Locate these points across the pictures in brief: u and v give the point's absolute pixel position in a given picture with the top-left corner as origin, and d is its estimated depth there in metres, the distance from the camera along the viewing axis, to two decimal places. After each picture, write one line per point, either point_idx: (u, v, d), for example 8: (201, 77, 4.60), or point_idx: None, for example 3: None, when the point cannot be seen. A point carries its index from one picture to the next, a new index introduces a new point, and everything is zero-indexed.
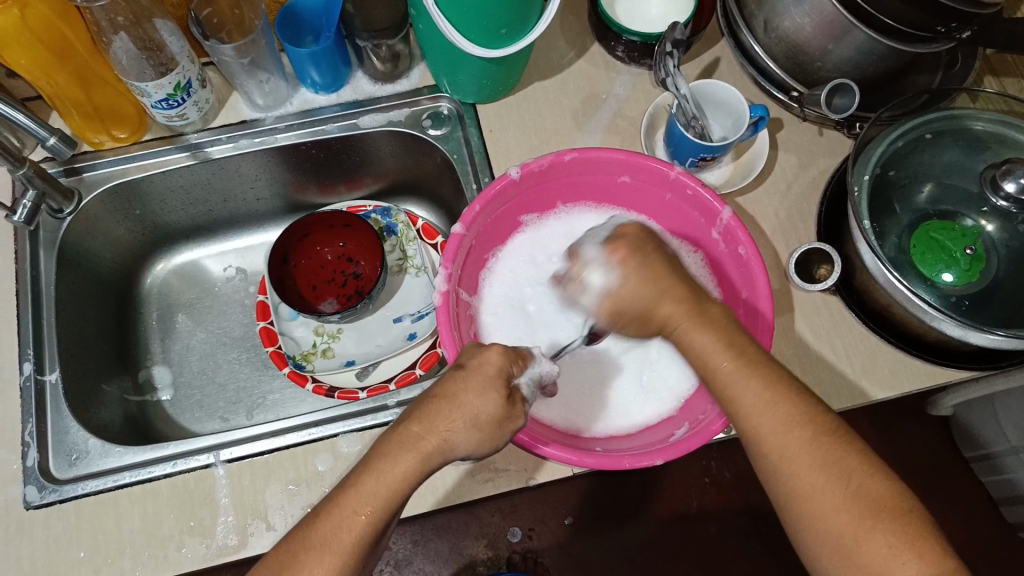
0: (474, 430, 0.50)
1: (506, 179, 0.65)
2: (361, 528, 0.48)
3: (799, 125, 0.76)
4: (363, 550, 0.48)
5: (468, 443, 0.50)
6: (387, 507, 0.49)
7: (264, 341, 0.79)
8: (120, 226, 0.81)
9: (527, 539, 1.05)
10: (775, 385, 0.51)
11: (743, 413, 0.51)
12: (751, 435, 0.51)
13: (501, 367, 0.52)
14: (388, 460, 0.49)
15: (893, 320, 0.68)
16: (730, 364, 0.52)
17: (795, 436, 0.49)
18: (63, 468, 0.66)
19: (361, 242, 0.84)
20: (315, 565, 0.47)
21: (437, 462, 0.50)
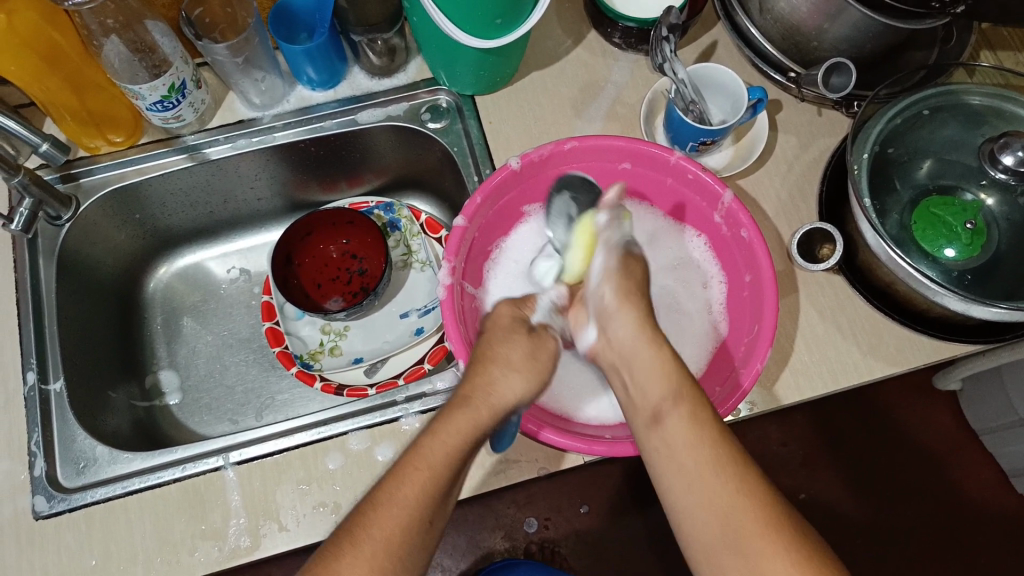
0: (519, 374, 0.54)
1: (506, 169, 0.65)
2: (428, 483, 0.48)
3: (798, 105, 0.76)
4: (433, 506, 0.48)
5: (526, 385, 0.54)
6: (456, 463, 0.50)
7: (271, 341, 0.78)
8: (120, 231, 0.81)
9: (544, 529, 1.07)
10: (709, 427, 0.48)
11: (669, 452, 0.48)
12: (672, 472, 0.48)
13: (512, 315, 0.59)
14: (443, 422, 0.50)
15: (896, 296, 0.69)
16: (681, 403, 0.49)
17: (719, 479, 0.46)
18: (71, 477, 0.66)
19: (363, 239, 0.83)
20: (385, 520, 0.46)
21: (496, 414, 0.53)
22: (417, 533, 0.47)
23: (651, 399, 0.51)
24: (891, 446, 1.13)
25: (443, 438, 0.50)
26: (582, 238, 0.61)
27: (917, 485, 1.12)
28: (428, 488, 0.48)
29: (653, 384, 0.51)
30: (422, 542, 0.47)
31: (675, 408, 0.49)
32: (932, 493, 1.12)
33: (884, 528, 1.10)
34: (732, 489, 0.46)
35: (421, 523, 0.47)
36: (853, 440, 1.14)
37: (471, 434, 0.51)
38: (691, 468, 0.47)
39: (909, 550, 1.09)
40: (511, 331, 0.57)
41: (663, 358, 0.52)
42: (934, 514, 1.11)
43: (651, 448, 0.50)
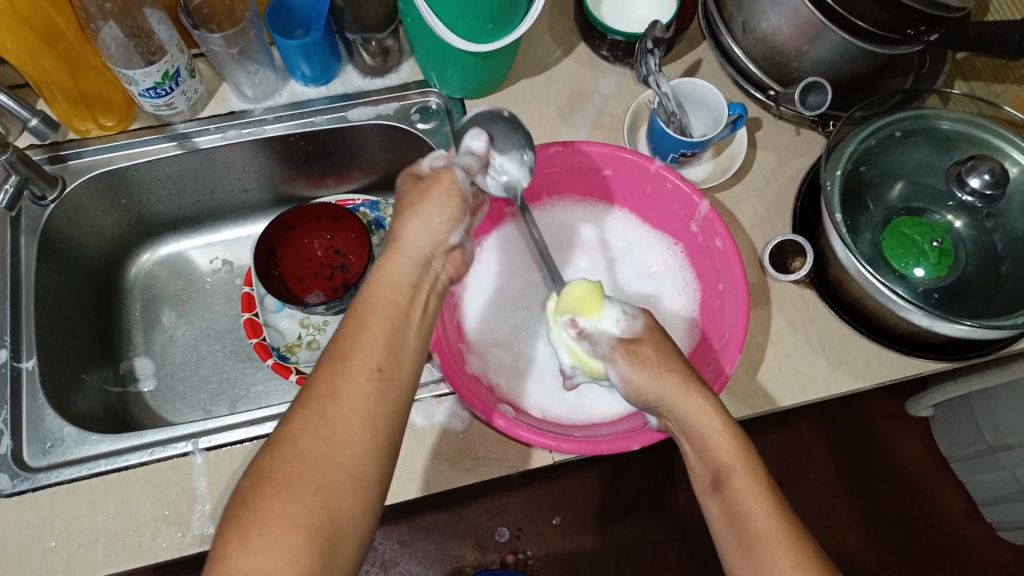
0: (418, 210, 0.52)
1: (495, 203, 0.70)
2: (369, 340, 0.48)
3: (777, 124, 0.79)
4: (383, 359, 0.48)
5: (431, 219, 0.52)
6: (390, 314, 0.50)
7: (249, 332, 0.78)
8: (106, 215, 0.81)
9: (515, 539, 1.07)
10: (767, 497, 0.50)
11: (730, 521, 0.50)
12: (732, 544, 0.50)
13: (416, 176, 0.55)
14: (365, 289, 0.51)
15: (865, 311, 0.70)
16: (742, 472, 0.50)
17: (777, 551, 0.48)
18: (37, 456, 0.66)
19: (347, 236, 0.84)
20: (336, 385, 0.46)
21: (413, 259, 0.52)
22: (367, 385, 0.47)
23: (716, 462, 0.51)
24: (863, 470, 1.14)
25: (368, 299, 0.50)
26: (582, 305, 0.57)
27: (887, 510, 1.12)
28: (362, 340, 0.48)
29: (719, 454, 0.51)
30: (379, 394, 0.47)
31: (733, 479, 0.50)
32: (902, 519, 1.12)
33: (856, 552, 1.10)
34: (786, 566, 0.47)
35: (366, 373, 0.47)
36: (825, 462, 1.14)
37: (398, 286, 0.51)
38: (750, 539, 0.49)
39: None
40: (407, 191, 0.54)
41: (731, 432, 0.52)
42: (905, 538, 1.11)
43: (712, 515, 0.52)
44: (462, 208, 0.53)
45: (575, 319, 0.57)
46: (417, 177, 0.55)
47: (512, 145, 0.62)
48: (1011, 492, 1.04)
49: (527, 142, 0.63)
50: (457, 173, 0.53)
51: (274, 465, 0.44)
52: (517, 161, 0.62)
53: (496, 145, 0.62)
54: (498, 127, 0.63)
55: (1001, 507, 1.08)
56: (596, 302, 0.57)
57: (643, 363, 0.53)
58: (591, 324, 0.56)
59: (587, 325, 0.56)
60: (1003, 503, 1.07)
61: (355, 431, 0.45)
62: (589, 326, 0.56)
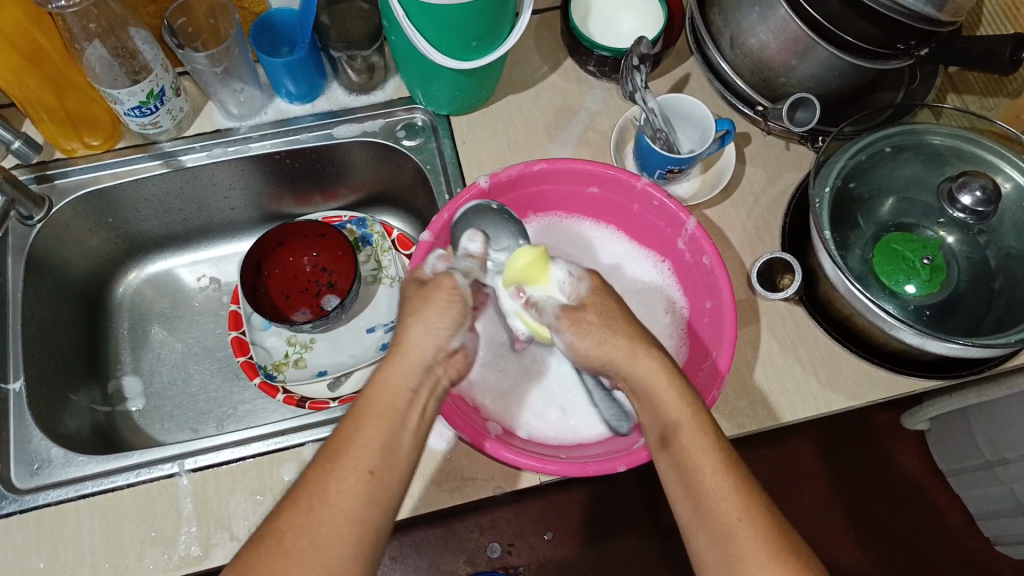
0: (421, 316, 0.52)
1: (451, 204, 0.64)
2: (367, 445, 0.47)
3: (766, 139, 0.78)
4: (379, 462, 0.47)
5: (434, 326, 0.52)
6: (389, 416, 0.49)
7: (236, 350, 0.78)
8: (93, 235, 0.81)
9: (506, 554, 1.06)
10: (720, 454, 0.49)
11: (679, 473, 0.49)
12: (681, 496, 0.49)
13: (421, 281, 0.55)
14: (366, 389, 0.50)
15: (855, 329, 0.69)
16: (689, 426, 0.50)
17: (730, 498, 0.47)
18: (24, 477, 0.65)
19: (334, 252, 0.84)
20: (328, 487, 0.45)
21: (414, 364, 0.51)
22: (358, 487, 0.46)
23: (660, 416, 0.51)
24: (860, 485, 1.13)
25: (366, 399, 0.50)
26: (530, 275, 0.56)
27: (884, 525, 1.11)
28: (357, 443, 0.47)
29: (667, 405, 0.51)
30: (369, 498, 0.46)
31: (683, 434, 0.50)
32: (899, 535, 1.11)
33: (855, 567, 1.08)
34: (733, 518, 0.47)
35: (357, 475, 0.46)
36: (823, 478, 1.13)
37: (397, 390, 0.50)
38: (703, 495, 0.48)
39: None
40: (409, 297, 0.54)
41: (678, 386, 0.51)
42: (904, 553, 1.10)
43: (664, 469, 0.51)
44: (462, 312, 0.53)
45: (523, 289, 0.57)
46: (419, 282, 0.55)
47: (505, 235, 0.62)
48: (1008, 508, 1.03)
49: (521, 230, 0.63)
50: (457, 279, 0.54)
51: (256, 561, 0.44)
52: (510, 250, 0.61)
53: (490, 239, 0.62)
54: (486, 215, 0.63)
55: (998, 523, 1.07)
56: (541, 271, 0.56)
57: (594, 327, 0.53)
58: (541, 293, 0.56)
59: (538, 298, 0.56)
60: (1001, 518, 1.05)
61: (342, 534, 0.44)
62: (538, 297, 0.56)
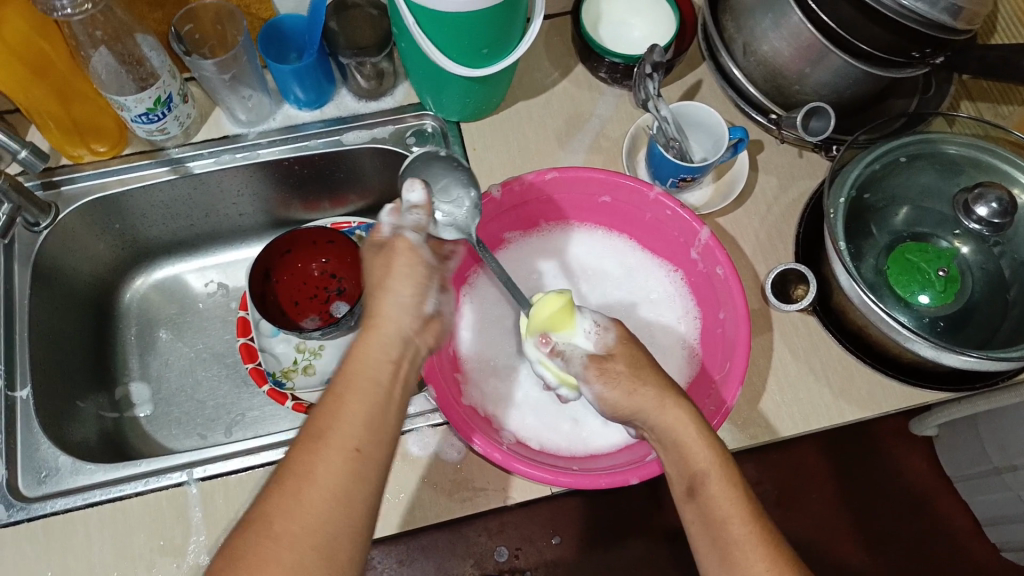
0: (387, 282, 0.51)
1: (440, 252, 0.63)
2: (349, 419, 0.46)
3: (779, 147, 0.77)
4: (363, 435, 0.46)
5: (401, 294, 0.51)
6: (370, 389, 0.48)
7: (244, 357, 0.78)
8: (99, 240, 0.81)
9: (513, 558, 1.06)
10: (743, 504, 0.50)
11: (704, 522, 0.50)
12: (707, 547, 0.50)
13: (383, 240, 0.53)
14: (342, 368, 0.49)
15: (869, 340, 0.69)
16: (718, 478, 0.50)
17: (758, 554, 0.48)
18: (32, 486, 0.65)
19: (342, 258, 0.84)
20: (312, 462, 0.45)
21: (391, 335, 0.50)
22: (347, 464, 0.45)
23: (688, 466, 0.51)
24: (867, 489, 1.13)
25: (346, 375, 0.48)
26: (555, 322, 0.57)
27: (891, 528, 1.11)
28: (341, 418, 0.46)
29: (694, 454, 0.51)
30: (357, 474, 0.45)
31: (710, 483, 0.50)
32: (905, 538, 1.11)
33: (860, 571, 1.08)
34: (760, 570, 0.47)
35: (345, 453, 0.45)
36: (830, 481, 1.13)
37: (378, 363, 0.49)
38: (728, 546, 0.48)
39: None
40: (371, 264, 0.53)
41: (705, 436, 0.52)
42: (908, 560, 1.10)
43: (689, 519, 0.51)
44: (427, 275, 0.52)
45: (547, 335, 0.58)
46: (375, 245, 0.53)
47: (454, 184, 0.57)
48: (1017, 513, 1.02)
49: (468, 176, 0.58)
50: (412, 238, 0.52)
51: (245, 549, 0.43)
52: (461, 201, 0.57)
53: (437, 188, 0.56)
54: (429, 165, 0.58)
55: (1006, 528, 1.06)
56: (566, 318, 0.57)
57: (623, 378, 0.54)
58: (564, 339, 0.57)
59: (562, 343, 0.57)
60: (1010, 524, 1.05)
61: (328, 512, 0.44)
62: (563, 343, 0.57)
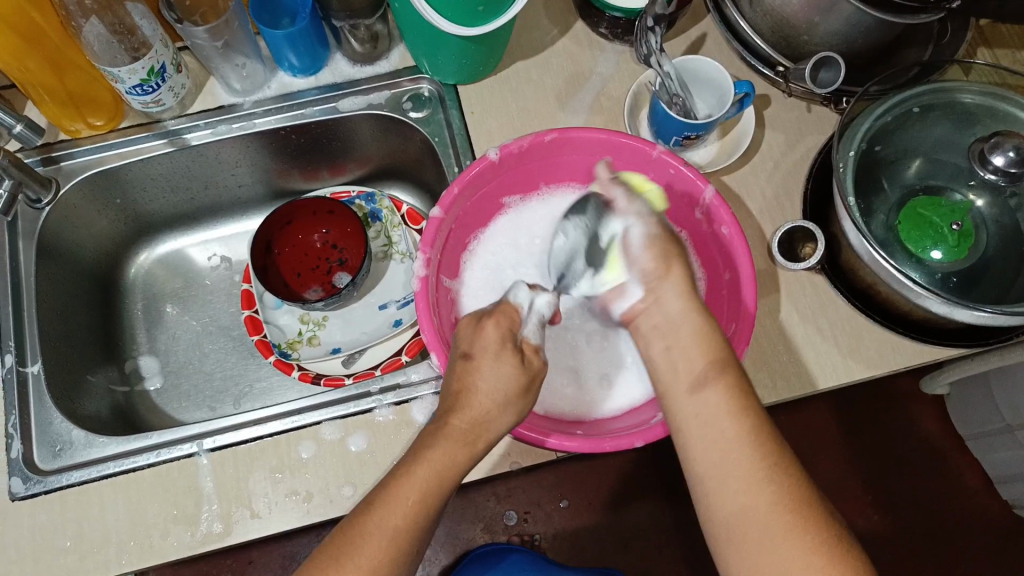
0: (505, 401, 0.52)
1: (438, 217, 0.63)
2: (409, 517, 0.48)
3: (787, 101, 0.75)
4: (411, 539, 0.48)
5: (507, 411, 0.52)
6: (436, 492, 0.49)
7: (249, 329, 0.78)
8: (101, 216, 0.80)
9: (522, 522, 1.07)
10: (748, 405, 0.49)
11: (708, 419, 0.49)
12: (701, 438, 0.49)
13: (501, 339, 0.54)
14: (415, 457, 0.50)
15: (879, 298, 0.67)
16: (727, 377, 0.51)
17: (754, 455, 0.48)
18: (47, 460, 0.66)
19: (343, 228, 0.83)
20: (365, 553, 0.46)
21: (475, 449, 0.51)
22: (390, 567, 0.47)
23: (693, 368, 0.52)
24: (879, 448, 1.12)
25: (420, 470, 0.49)
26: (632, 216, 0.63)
27: (901, 487, 1.10)
28: (396, 516, 0.48)
29: (699, 353, 0.52)
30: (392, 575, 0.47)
31: (716, 377, 0.51)
32: (915, 497, 1.10)
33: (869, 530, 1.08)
34: (754, 464, 0.47)
35: (393, 555, 0.47)
36: (841, 441, 1.12)
37: (447, 471, 0.50)
38: (719, 441, 0.49)
39: (893, 553, 1.08)
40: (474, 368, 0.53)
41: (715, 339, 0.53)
42: (917, 521, 1.09)
43: (684, 414, 0.51)
44: (530, 397, 0.54)
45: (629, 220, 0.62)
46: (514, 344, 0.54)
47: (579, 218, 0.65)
48: None
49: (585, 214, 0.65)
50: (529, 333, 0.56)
51: None
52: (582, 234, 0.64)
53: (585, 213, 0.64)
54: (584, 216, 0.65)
55: (1018, 486, 1.05)
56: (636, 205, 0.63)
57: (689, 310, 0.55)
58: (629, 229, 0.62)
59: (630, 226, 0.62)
60: (1021, 481, 1.03)
61: None
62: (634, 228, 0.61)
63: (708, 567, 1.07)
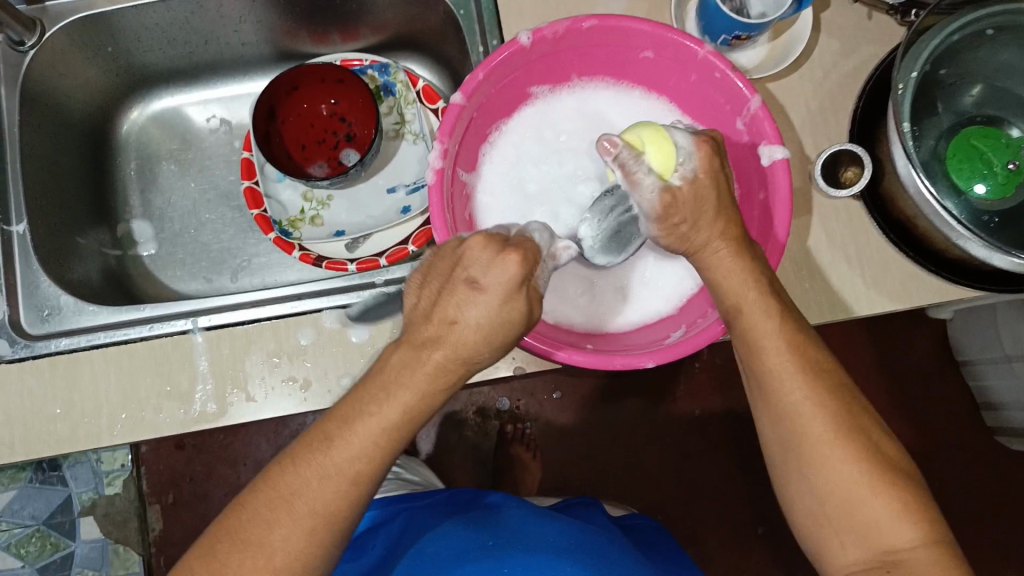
0: (497, 347, 0.46)
1: (458, 103, 0.58)
2: (368, 450, 0.44)
3: (847, 6, 0.69)
4: (377, 465, 0.45)
5: (494, 354, 0.46)
6: (402, 422, 0.45)
7: (248, 203, 0.74)
8: (90, 65, 0.74)
9: (514, 409, 1.10)
10: (797, 330, 0.48)
11: (766, 346, 0.48)
12: (756, 370, 0.49)
13: (516, 279, 0.44)
14: (382, 389, 0.45)
15: (914, 232, 0.63)
16: (766, 309, 0.48)
17: (813, 386, 0.47)
18: (35, 324, 0.64)
19: (353, 101, 0.77)
20: (318, 484, 0.44)
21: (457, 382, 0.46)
22: (351, 492, 0.45)
23: (743, 296, 0.49)
24: (872, 366, 1.14)
25: (384, 401, 0.45)
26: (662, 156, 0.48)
27: (888, 405, 1.13)
28: (355, 448, 0.44)
29: (739, 286, 0.49)
30: (350, 499, 0.45)
31: (759, 308, 0.48)
32: (900, 416, 1.13)
33: None
34: (810, 398, 0.47)
35: (354, 482, 0.45)
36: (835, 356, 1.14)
37: (419, 404, 0.45)
38: (775, 374, 0.48)
39: None
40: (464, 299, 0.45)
41: (754, 272, 0.49)
42: (900, 438, 1.13)
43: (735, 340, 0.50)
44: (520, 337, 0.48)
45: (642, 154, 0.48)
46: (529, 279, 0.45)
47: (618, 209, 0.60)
48: (1015, 401, 1.03)
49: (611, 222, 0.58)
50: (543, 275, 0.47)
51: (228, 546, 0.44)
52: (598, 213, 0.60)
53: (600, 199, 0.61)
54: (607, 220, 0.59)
55: (1002, 414, 1.08)
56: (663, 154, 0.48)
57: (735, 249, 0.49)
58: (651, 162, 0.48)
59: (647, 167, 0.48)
60: (1005, 410, 1.06)
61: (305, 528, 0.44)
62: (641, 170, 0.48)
63: (690, 467, 1.10)
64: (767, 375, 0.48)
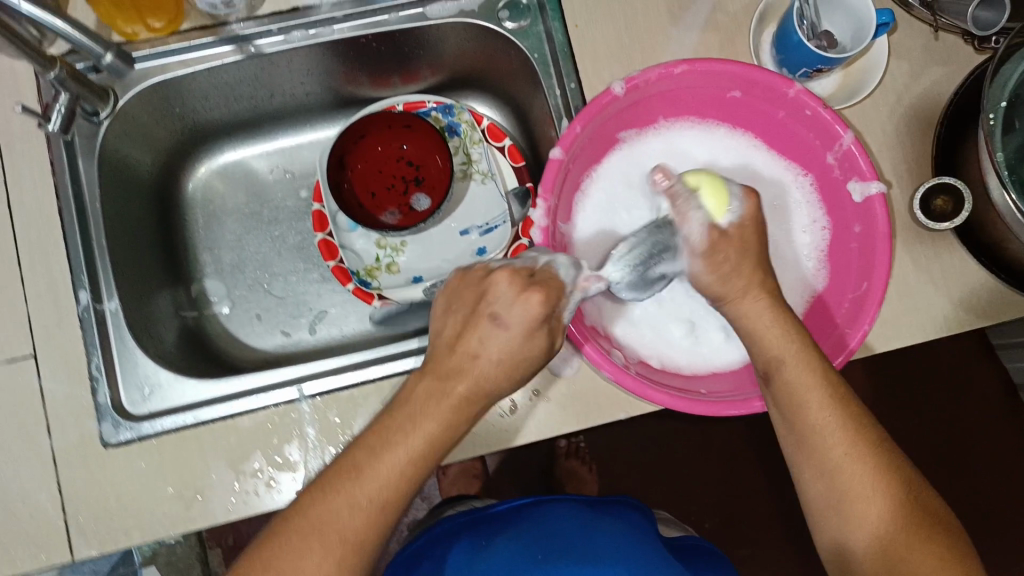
0: (508, 371, 0.47)
1: (558, 157, 0.58)
2: (398, 463, 0.46)
3: (914, 27, 0.69)
4: (401, 486, 0.46)
5: (503, 380, 0.48)
6: (430, 436, 0.47)
7: (324, 255, 0.74)
8: (158, 126, 0.73)
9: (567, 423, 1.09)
10: (830, 384, 0.51)
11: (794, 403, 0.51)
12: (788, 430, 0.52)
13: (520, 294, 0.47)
14: (406, 403, 0.48)
15: (1006, 255, 0.65)
16: (796, 363, 0.51)
17: (845, 440, 0.49)
18: (137, 404, 0.64)
19: (423, 145, 0.77)
20: (343, 493, 0.45)
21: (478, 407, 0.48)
22: (379, 507, 0.46)
23: (776, 351, 0.52)
24: None
25: (414, 412, 0.47)
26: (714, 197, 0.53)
27: None
28: (383, 457, 0.46)
29: (774, 344, 0.52)
30: (373, 521, 0.46)
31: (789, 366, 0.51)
32: None
33: None
34: (841, 451, 0.49)
35: (380, 496, 0.46)
36: None
37: (445, 424, 0.47)
38: (808, 430, 0.50)
39: None
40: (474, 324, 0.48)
41: (788, 328, 0.52)
42: None
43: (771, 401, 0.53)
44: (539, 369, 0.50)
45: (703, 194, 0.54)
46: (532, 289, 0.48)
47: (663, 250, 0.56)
48: None
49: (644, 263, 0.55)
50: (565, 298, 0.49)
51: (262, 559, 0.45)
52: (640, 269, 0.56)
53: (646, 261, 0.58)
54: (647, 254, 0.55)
55: None
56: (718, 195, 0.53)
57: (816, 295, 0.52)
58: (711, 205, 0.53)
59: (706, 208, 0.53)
60: None
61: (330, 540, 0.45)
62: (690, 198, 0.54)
63: None
64: (811, 424, 0.50)
